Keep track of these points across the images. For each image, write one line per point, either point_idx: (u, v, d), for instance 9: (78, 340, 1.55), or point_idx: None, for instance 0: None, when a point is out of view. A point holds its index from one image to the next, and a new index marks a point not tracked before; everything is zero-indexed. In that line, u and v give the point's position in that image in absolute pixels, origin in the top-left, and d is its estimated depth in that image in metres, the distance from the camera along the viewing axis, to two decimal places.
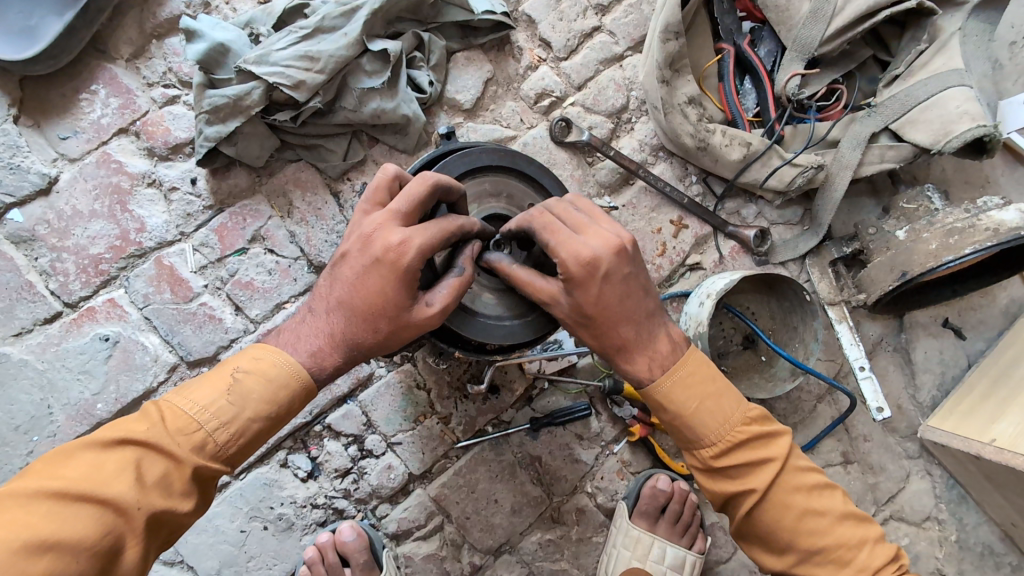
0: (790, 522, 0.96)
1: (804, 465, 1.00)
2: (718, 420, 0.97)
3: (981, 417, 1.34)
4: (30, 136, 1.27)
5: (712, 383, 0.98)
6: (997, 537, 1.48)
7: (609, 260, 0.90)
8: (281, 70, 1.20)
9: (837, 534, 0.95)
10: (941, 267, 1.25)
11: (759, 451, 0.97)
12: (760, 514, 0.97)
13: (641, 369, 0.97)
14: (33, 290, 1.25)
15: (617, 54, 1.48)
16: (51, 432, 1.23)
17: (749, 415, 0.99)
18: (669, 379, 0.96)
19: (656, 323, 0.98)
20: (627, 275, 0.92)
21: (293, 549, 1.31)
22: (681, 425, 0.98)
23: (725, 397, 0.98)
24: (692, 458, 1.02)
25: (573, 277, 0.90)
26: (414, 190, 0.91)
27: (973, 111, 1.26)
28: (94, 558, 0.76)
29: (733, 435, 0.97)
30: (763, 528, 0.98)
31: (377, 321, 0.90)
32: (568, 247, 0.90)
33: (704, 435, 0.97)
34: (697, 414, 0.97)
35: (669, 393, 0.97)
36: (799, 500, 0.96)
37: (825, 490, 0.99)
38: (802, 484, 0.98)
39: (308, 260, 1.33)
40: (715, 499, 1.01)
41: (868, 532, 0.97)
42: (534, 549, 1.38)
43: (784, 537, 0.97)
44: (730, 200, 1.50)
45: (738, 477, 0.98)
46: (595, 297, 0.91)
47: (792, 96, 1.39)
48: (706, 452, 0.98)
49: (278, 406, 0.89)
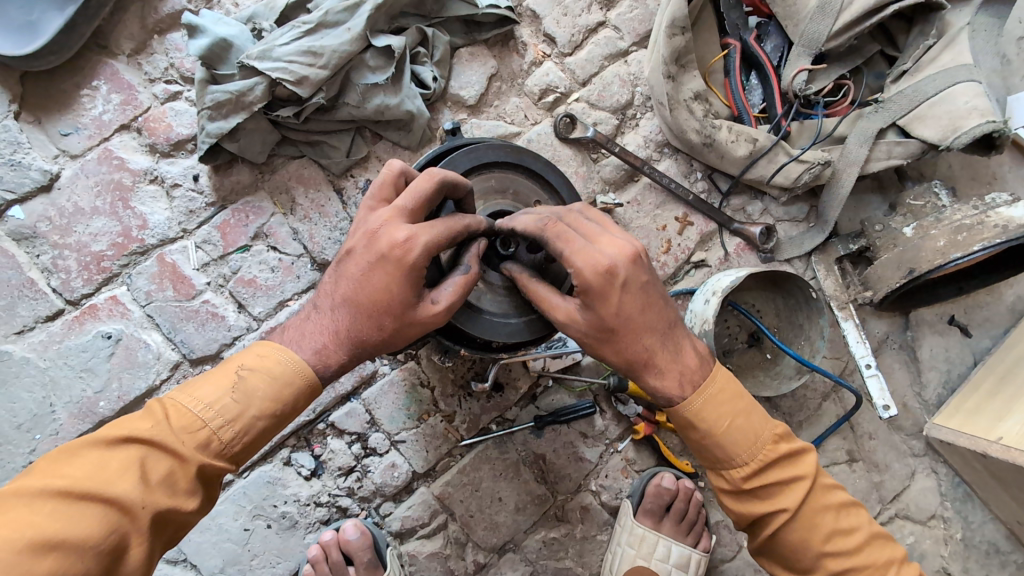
0: (819, 543, 0.95)
1: (831, 483, 1.00)
2: (748, 440, 0.96)
3: (988, 415, 1.33)
4: (31, 132, 1.26)
5: (742, 400, 0.98)
6: (1003, 535, 1.47)
7: (626, 268, 0.89)
8: (284, 66, 1.19)
9: (865, 554, 0.95)
10: (949, 265, 1.24)
11: (788, 470, 0.97)
12: (789, 534, 0.97)
13: (669, 387, 0.95)
14: (35, 287, 1.24)
15: (622, 49, 1.46)
16: (53, 430, 1.23)
17: (777, 433, 0.98)
18: (699, 397, 0.96)
19: (678, 334, 0.97)
20: (645, 283, 0.91)
21: (296, 547, 1.30)
22: (710, 444, 0.97)
23: (754, 414, 0.97)
24: (718, 477, 1.01)
25: (591, 287, 0.88)
26: (420, 186, 0.90)
27: (982, 106, 1.25)
28: (99, 557, 0.75)
29: (764, 454, 0.96)
30: (790, 548, 0.97)
31: (381, 319, 0.89)
32: (584, 257, 0.89)
33: (734, 454, 0.96)
34: (727, 433, 0.96)
35: (700, 410, 0.96)
36: (829, 519, 0.96)
37: (852, 508, 0.99)
38: (831, 503, 0.97)
39: (310, 257, 1.32)
40: (741, 518, 1.00)
41: (895, 551, 0.98)
42: (538, 547, 1.38)
43: (811, 557, 0.96)
44: (735, 197, 1.49)
45: (766, 496, 0.97)
46: (615, 308, 0.89)
47: (799, 92, 1.39)
48: (736, 472, 0.97)
49: (284, 404, 0.88)
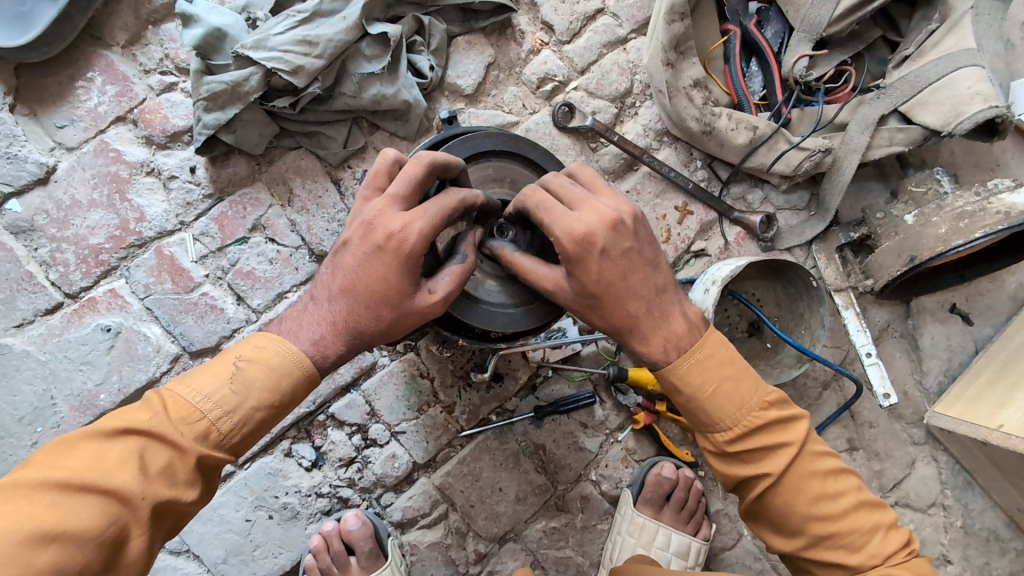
0: (803, 506, 0.95)
1: (821, 450, 0.98)
2: (734, 404, 0.95)
3: (989, 403, 1.32)
4: (27, 125, 1.26)
5: (731, 366, 0.96)
6: (1002, 522, 1.47)
7: (603, 235, 0.88)
8: (279, 55, 1.18)
9: (851, 520, 0.95)
10: (950, 252, 1.23)
11: (775, 435, 0.96)
12: (771, 498, 0.96)
13: (655, 351, 0.95)
14: (33, 280, 1.24)
15: (621, 37, 1.45)
16: (55, 423, 1.23)
17: (767, 399, 0.97)
18: (685, 361, 0.95)
19: (668, 300, 0.96)
20: (627, 250, 0.90)
21: (298, 537, 1.31)
22: (696, 407, 0.96)
23: (743, 380, 0.96)
24: (704, 440, 1.01)
25: (569, 255, 0.88)
26: (410, 172, 0.90)
27: (985, 91, 1.23)
28: (100, 548, 0.76)
29: (750, 420, 0.95)
30: (773, 511, 0.97)
31: (380, 309, 0.89)
32: (562, 224, 0.88)
33: (718, 418, 0.96)
34: (712, 397, 0.95)
35: (685, 374, 0.95)
36: (814, 484, 0.95)
37: (842, 474, 0.98)
38: (818, 469, 0.96)
39: (309, 249, 1.32)
40: (725, 480, 1.00)
41: (884, 517, 0.97)
42: (539, 537, 1.38)
43: (795, 521, 0.96)
44: (735, 185, 1.48)
45: (752, 461, 0.97)
46: (596, 275, 0.89)
47: (800, 79, 1.38)
48: (719, 435, 0.97)
49: (282, 395, 0.88)
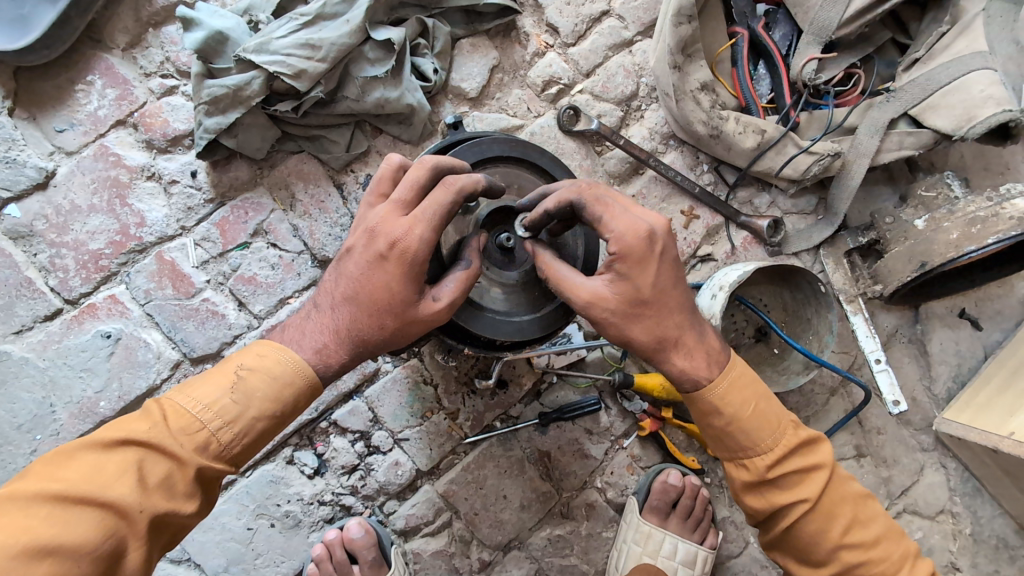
0: (837, 534, 0.94)
1: (847, 475, 0.99)
2: (771, 426, 0.95)
3: (998, 410, 1.30)
4: (26, 129, 1.24)
5: (762, 388, 0.97)
6: (1011, 530, 1.44)
7: (663, 237, 0.90)
8: (281, 59, 1.17)
9: (882, 547, 0.94)
10: (963, 258, 1.22)
11: (809, 458, 0.96)
12: (806, 525, 0.95)
13: (698, 366, 0.94)
14: (32, 286, 1.23)
15: (626, 39, 1.43)
16: (54, 430, 1.21)
17: (797, 420, 0.97)
18: (723, 382, 0.94)
19: (700, 317, 0.97)
20: (676, 257, 0.92)
21: (300, 545, 1.29)
22: (734, 431, 0.94)
23: (775, 402, 0.97)
24: (737, 468, 0.98)
25: (631, 250, 0.88)
26: (413, 177, 0.88)
27: (998, 95, 1.21)
28: (96, 562, 0.74)
29: (786, 442, 0.95)
30: (807, 539, 0.95)
31: (382, 317, 0.87)
32: (624, 221, 0.89)
33: (757, 441, 0.94)
34: (750, 419, 0.94)
35: (724, 395, 0.94)
36: (847, 510, 0.95)
37: (868, 500, 0.98)
38: (848, 494, 0.96)
39: (311, 254, 1.30)
40: (758, 511, 0.97)
41: (909, 546, 0.96)
42: (543, 544, 1.36)
43: (828, 548, 0.94)
44: (742, 189, 1.47)
45: (787, 487, 0.95)
46: (653, 277, 0.89)
47: (809, 82, 1.36)
48: (759, 461, 0.94)
49: (283, 405, 0.86)
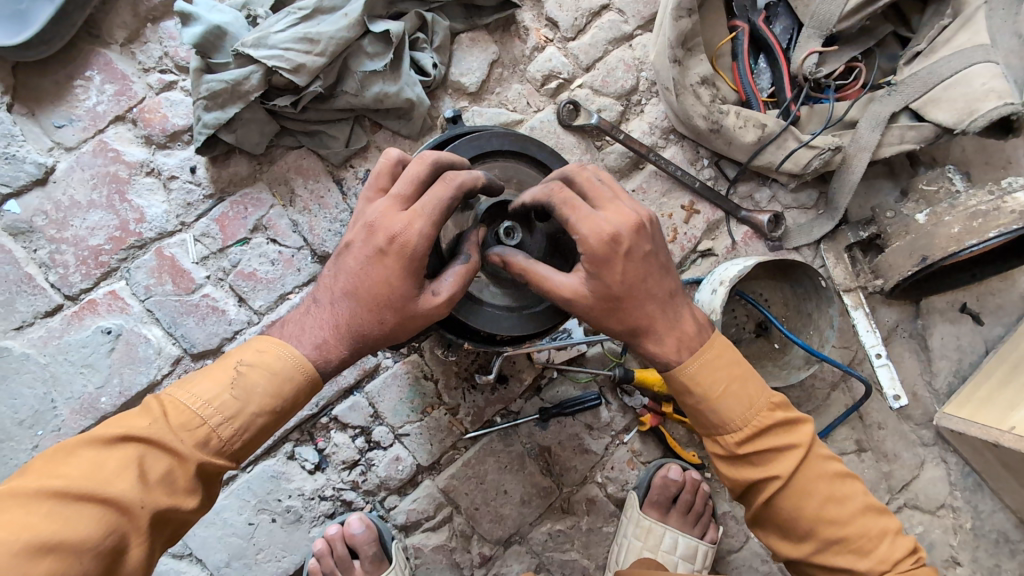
0: (812, 510, 0.93)
1: (827, 453, 0.98)
2: (744, 404, 0.94)
3: (998, 404, 1.30)
4: (24, 125, 1.24)
5: (738, 366, 0.96)
6: (1012, 524, 1.44)
7: (630, 237, 0.88)
8: (280, 53, 1.16)
9: (858, 524, 0.93)
10: (963, 252, 1.22)
11: (784, 437, 0.95)
12: (781, 502, 0.95)
13: (670, 351, 0.94)
14: (33, 282, 1.23)
15: (626, 33, 1.43)
16: (56, 426, 1.22)
17: (773, 400, 0.96)
18: (695, 361, 0.94)
19: (679, 304, 0.96)
20: (647, 254, 0.90)
21: (302, 541, 1.29)
22: (705, 410, 0.95)
23: (750, 379, 0.96)
24: (712, 444, 0.99)
25: (595, 254, 0.87)
26: (414, 171, 0.88)
27: (1000, 88, 1.21)
28: (97, 559, 0.74)
29: (759, 420, 0.94)
30: (783, 516, 0.95)
31: (382, 312, 0.87)
32: (589, 224, 0.87)
33: (728, 420, 0.94)
34: (721, 398, 0.94)
35: (695, 375, 0.94)
36: (822, 487, 0.94)
37: (847, 479, 0.97)
38: (825, 471, 0.95)
39: (311, 249, 1.30)
40: (734, 486, 0.98)
41: (889, 524, 0.94)
42: (544, 539, 1.37)
43: (804, 525, 0.94)
44: (742, 184, 1.46)
45: (761, 464, 0.95)
46: (620, 276, 0.88)
47: (810, 75, 1.36)
48: (729, 438, 0.95)
49: (283, 400, 0.86)
